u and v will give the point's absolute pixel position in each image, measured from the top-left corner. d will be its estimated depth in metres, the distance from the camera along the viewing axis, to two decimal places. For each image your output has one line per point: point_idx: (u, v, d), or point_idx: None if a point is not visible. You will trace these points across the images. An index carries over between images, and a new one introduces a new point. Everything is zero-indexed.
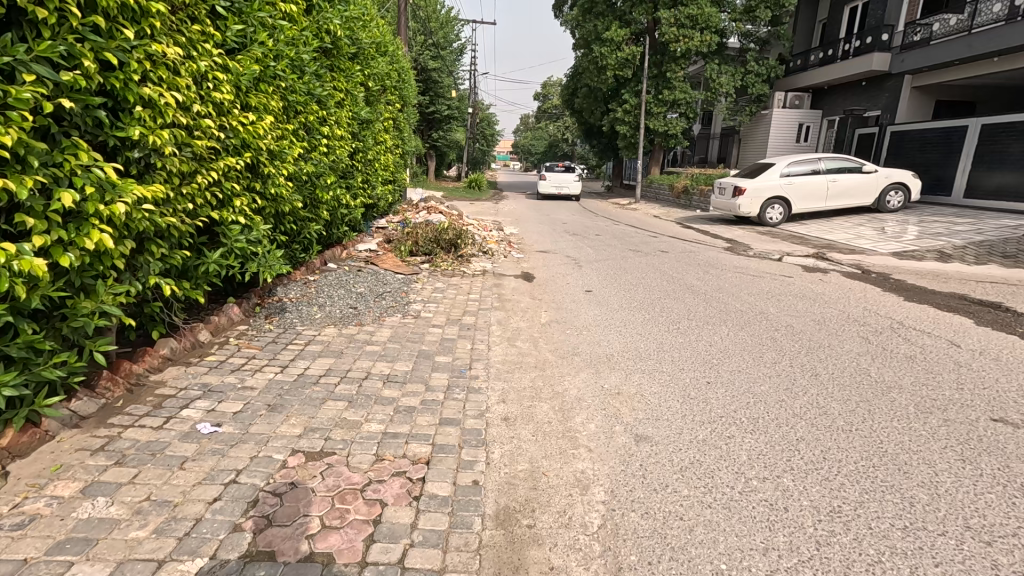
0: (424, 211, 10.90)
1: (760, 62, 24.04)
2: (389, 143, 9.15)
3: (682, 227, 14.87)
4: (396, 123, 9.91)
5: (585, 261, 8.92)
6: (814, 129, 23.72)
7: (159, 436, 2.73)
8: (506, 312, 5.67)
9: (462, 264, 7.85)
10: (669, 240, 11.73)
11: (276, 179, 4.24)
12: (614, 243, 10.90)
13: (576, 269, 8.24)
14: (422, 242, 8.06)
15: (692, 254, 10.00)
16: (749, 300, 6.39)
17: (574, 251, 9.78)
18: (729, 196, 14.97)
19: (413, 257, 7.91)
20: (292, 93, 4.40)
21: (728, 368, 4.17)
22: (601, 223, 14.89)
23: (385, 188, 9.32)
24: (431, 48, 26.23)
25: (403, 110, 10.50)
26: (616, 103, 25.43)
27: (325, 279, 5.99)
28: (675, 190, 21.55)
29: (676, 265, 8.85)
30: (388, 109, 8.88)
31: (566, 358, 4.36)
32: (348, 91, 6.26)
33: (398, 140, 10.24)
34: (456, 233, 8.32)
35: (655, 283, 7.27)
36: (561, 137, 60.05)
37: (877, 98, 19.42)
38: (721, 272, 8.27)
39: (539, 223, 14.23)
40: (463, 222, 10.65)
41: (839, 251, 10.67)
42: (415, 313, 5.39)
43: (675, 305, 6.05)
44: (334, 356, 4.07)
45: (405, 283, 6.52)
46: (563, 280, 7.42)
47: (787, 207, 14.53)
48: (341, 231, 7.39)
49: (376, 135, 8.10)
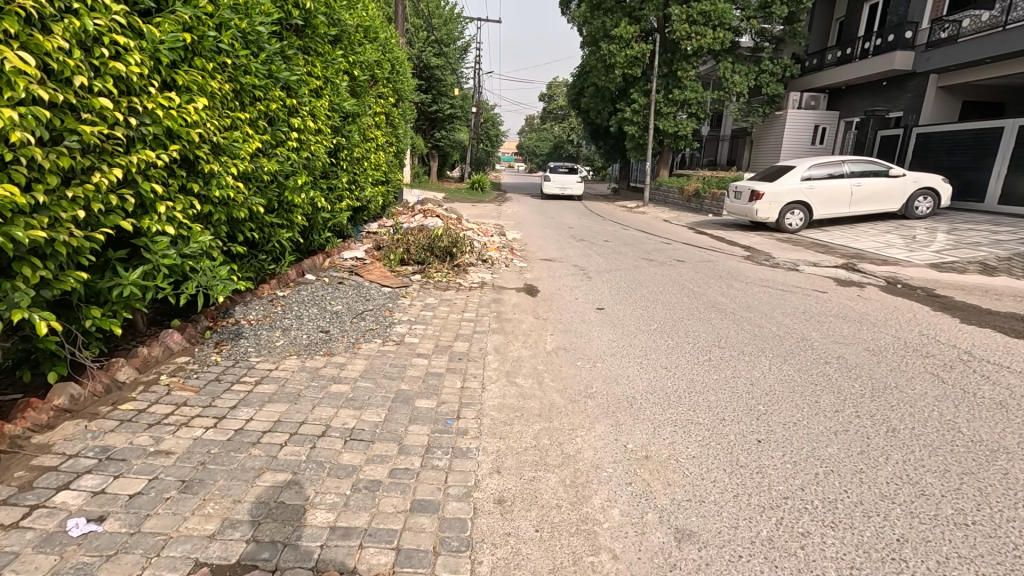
0: (420, 214, 10.11)
1: (775, 61, 23.16)
2: (381, 142, 8.40)
3: (695, 233, 14.03)
4: (390, 119, 9.17)
5: (595, 271, 8.11)
6: (831, 130, 22.82)
7: (5, 542, 1.93)
8: (505, 336, 4.86)
9: (458, 275, 7.05)
10: (684, 247, 10.90)
11: (223, 178, 3.46)
12: (625, 250, 10.08)
13: (585, 281, 7.43)
14: (415, 250, 7.28)
15: (711, 264, 9.18)
16: (785, 321, 5.57)
17: (582, 260, 8.97)
18: (746, 201, 14.13)
19: (403, 267, 7.12)
20: (245, 74, 3.61)
21: (780, 420, 3.34)
22: (609, 228, 14.08)
23: (376, 190, 8.56)
24: (433, 45, 25.48)
25: (398, 106, 9.75)
26: (624, 102, 24.61)
27: (297, 295, 5.20)
28: (686, 193, 20.68)
29: (694, 276, 8.02)
30: (380, 104, 8.12)
31: (577, 403, 3.54)
32: (327, 80, 5.50)
33: (393, 138, 9.48)
34: (452, 240, 7.53)
35: (675, 298, 6.44)
36: (566, 138, 59.27)
37: (899, 99, 18.55)
38: (746, 286, 7.44)
39: (544, 227, 13.41)
40: (461, 226, 9.86)
41: (870, 262, 9.83)
42: (398, 337, 4.58)
43: (701, 328, 5.23)
44: (289, 400, 3.26)
45: (392, 298, 5.73)
46: (571, 294, 6.61)
47: (808, 212, 13.68)
48: (322, 237, 6.64)
49: (364, 132, 7.33)
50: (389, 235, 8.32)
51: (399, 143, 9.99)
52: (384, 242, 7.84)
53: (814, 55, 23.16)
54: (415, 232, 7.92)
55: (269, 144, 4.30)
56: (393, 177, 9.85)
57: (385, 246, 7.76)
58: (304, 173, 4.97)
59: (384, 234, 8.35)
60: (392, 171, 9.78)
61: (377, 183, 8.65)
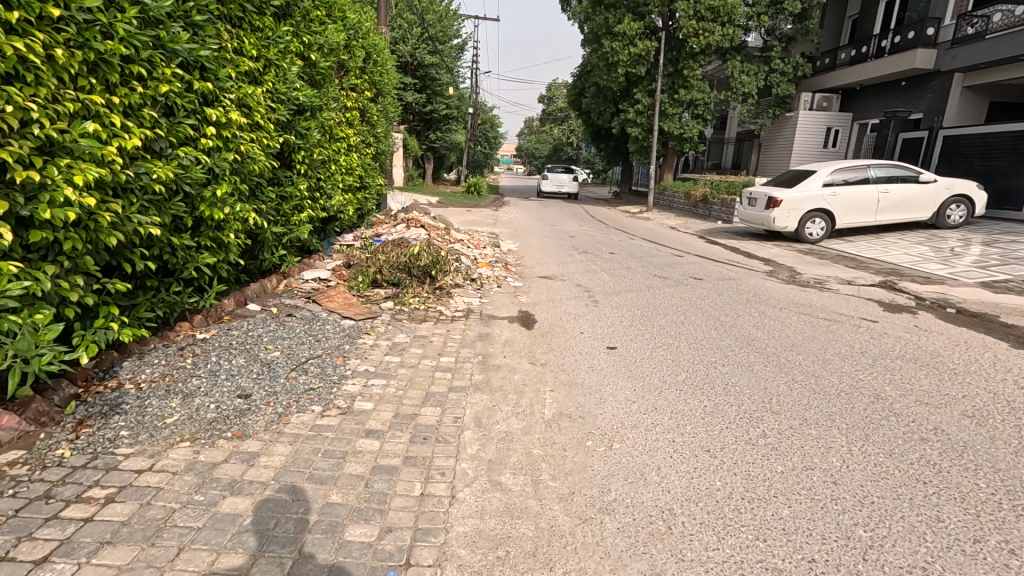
0: (402, 223, 8.98)
1: (785, 60, 22.07)
2: (354, 143, 7.29)
3: (707, 243, 12.92)
4: (366, 117, 8.04)
5: (601, 293, 6.98)
6: (844, 133, 21.76)
7: None
8: (491, 394, 3.71)
9: (439, 301, 5.91)
10: (698, 261, 9.78)
11: (58, 191, 2.32)
12: (634, 266, 8.95)
13: (592, 306, 6.30)
14: (385, 270, 6.14)
15: (732, 283, 8.07)
16: (843, 368, 4.44)
17: (586, 278, 7.83)
18: (761, 207, 13.01)
19: (375, 291, 5.99)
20: (95, 37, 2.48)
21: (900, 562, 2.20)
22: (614, 237, 12.96)
23: (349, 198, 7.45)
24: (428, 42, 24.44)
25: (379, 102, 8.62)
26: (627, 103, 23.46)
27: (222, 337, 4.04)
28: (693, 199, 19.58)
29: (718, 299, 6.90)
30: (352, 97, 7.00)
31: (588, 527, 2.40)
32: (268, 63, 4.37)
33: (372, 139, 8.37)
34: (434, 258, 6.38)
35: (702, 332, 5.32)
36: (566, 139, 58.41)
37: (919, 100, 17.48)
38: (780, 312, 6.33)
39: (544, 236, 12.28)
40: (448, 238, 8.73)
41: (910, 279, 8.73)
42: (346, 401, 3.42)
43: (743, 381, 4.09)
44: (146, 537, 2.11)
45: (351, 337, 4.58)
46: (574, 325, 5.48)
47: (829, 221, 12.58)
48: (272, 256, 5.52)
49: (328, 130, 6.19)
50: (361, 250, 7.20)
51: (381, 144, 8.86)
52: (353, 259, 6.71)
53: (826, 54, 22.06)
54: (390, 247, 6.79)
55: (167, 142, 3.16)
56: (372, 184, 8.74)
57: (353, 264, 6.62)
58: (229, 181, 3.85)
59: (355, 248, 7.23)
60: (371, 176, 8.64)
61: (350, 189, 7.55)
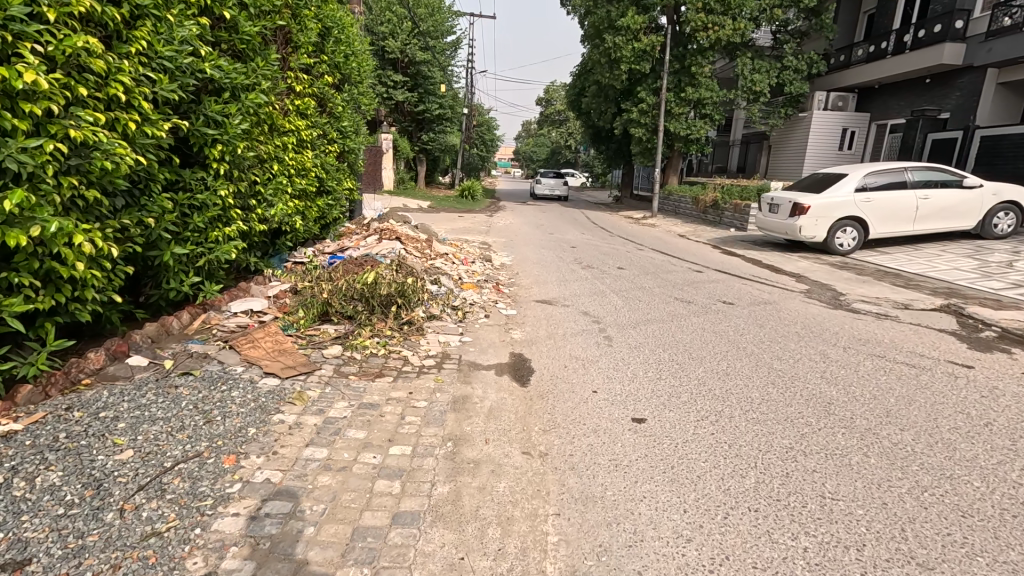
0: (375, 235, 7.60)
1: (798, 56, 20.78)
2: (310, 138, 5.92)
3: (724, 254, 11.56)
4: (326, 107, 6.61)
5: (613, 324, 5.61)
6: (860, 135, 20.51)
7: None
8: (460, 533, 2.30)
9: (405, 342, 4.51)
10: (722, 279, 8.41)
11: None
12: (649, 286, 7.57)
13: (605, 345, 4.92)
14: (334, 302, 4.73)
15: (770, 307, 6.70)
16: (976, 457, 3.06)
17: (594, 303, 6.46)
18: (784, 215, 11.67)
19: (320, 329, 4.58)
20: None
21: None
22: (621, 247, 11.59)
23: (302, 206, 6.07)
24: (420, 37, 23.03)
25: (348, 91, 7.22)
26: (630, 102, 22.10)
27: (46, 427, 2.63)
28: (702, 204, 18.23)
29: (760, 332, 5.53)
30: (300, 80, 5.62)
31: None
32: (137, 11, 3.02)
33: (337, 136, 6.99)
34: (401, 284, 4.98)
35: (757, 392, 3.93)
36: (564, 143, 57.27)
37: (946, 98, 16.33)
38: (846, 353, 4.96)
39: (542, 247, 10.87)
40: (428, 253, 7.36)
41: (977, 302, 7.38)
42: (204, 564, 1.99)
43: (845, 491, 2.69)
44: None
45: (265, 412, 3.15)
46: (583, 380, 4.08)
47: (861, 230, 11.27)
48: (177, 285, 4.14)
49: (264, 119, 4.81)
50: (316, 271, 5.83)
51: (350, 141, 7.43)
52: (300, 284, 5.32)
53: (841, 51, 20.82)
54: (346, 271, 5.42)
55: None
56: (339, 189, 7.34)
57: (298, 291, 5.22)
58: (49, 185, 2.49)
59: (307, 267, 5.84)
60: (336, 180, 7.24)
61: (305, 196, 6.18)
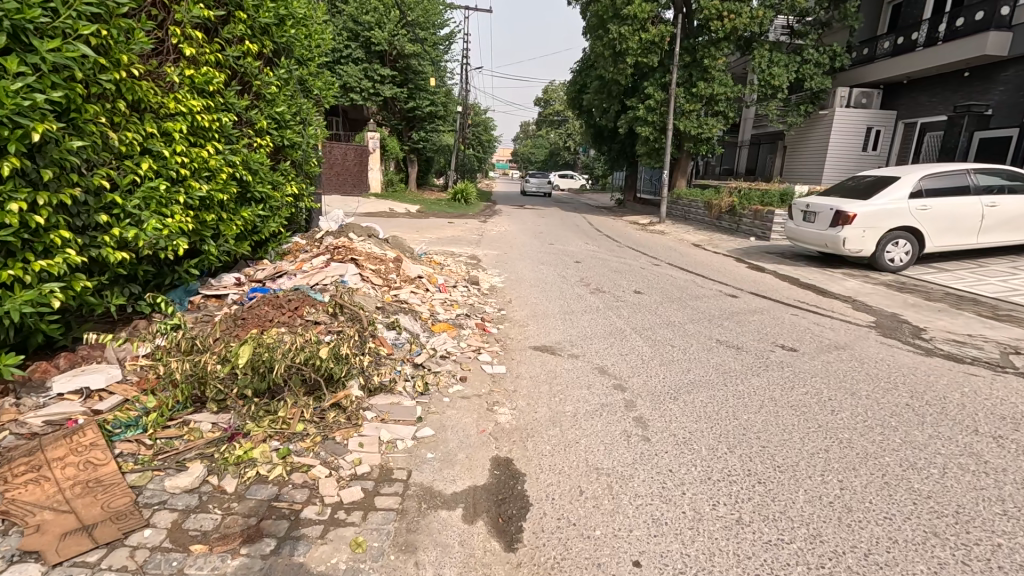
0: (323, 254, 5.92)
1: (819, 49, 19.16)
2: (217, 126, 4.24)
3: (755, 271, 9.88)
4: (247, 84, 4.93)
5: (643, 393, 3.92)
6: (885, 134, 18.96)
7: None
8: None
9: (318, 449, 2.82)
10: (765, 308, 6.74)
11: None
12: (678, 321, 5.87)
13: (639, 440, 3.21)
14: (210, 387, 3.01)
15: (845, 354, 5.01)
16: None
17: (611, 352, 4.78)
18: (822, 224, 9.97)
19: (187, 425, 2.85)
20: None
21: None
22: (634, 262, 9.90)
23: (206, 221, 4.41)
24: (408, 28, 21.31)
25: (289, 69, 5.55)
26: (637, 98, 20.40)
27: None
28: (716, 210, 16.55)
29: (855, 404, 3.83)
30: (192, 41, 3.96)
31: None
32: None
33: (271, 127, 5.31)
34: (327, 350, 3.29)
35: (923, 564, 2.23)
36: (564, 143, 55.55)
37: (988, 94, 14.75)
38: (1001, 446, 3.28)
39: (540, 263, 9.14)
40: (392, 279, 5.68)
41: None
42: None
43: None
44: None
45: None
46: (616, 534, 2.38)
47: (914, 243, 9.64)
48: None
49: (107, 86, 3.12)
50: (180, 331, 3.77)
51: (292, 133, 5.74)
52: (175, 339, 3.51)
53: (864, 43, 19.24)
54: (254, 327, 3.72)
55: None
56: (278, 196, 5.67)
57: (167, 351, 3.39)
58: None
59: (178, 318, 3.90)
60: (271, 184, 5.56)
61: (214, 206, 4.50)
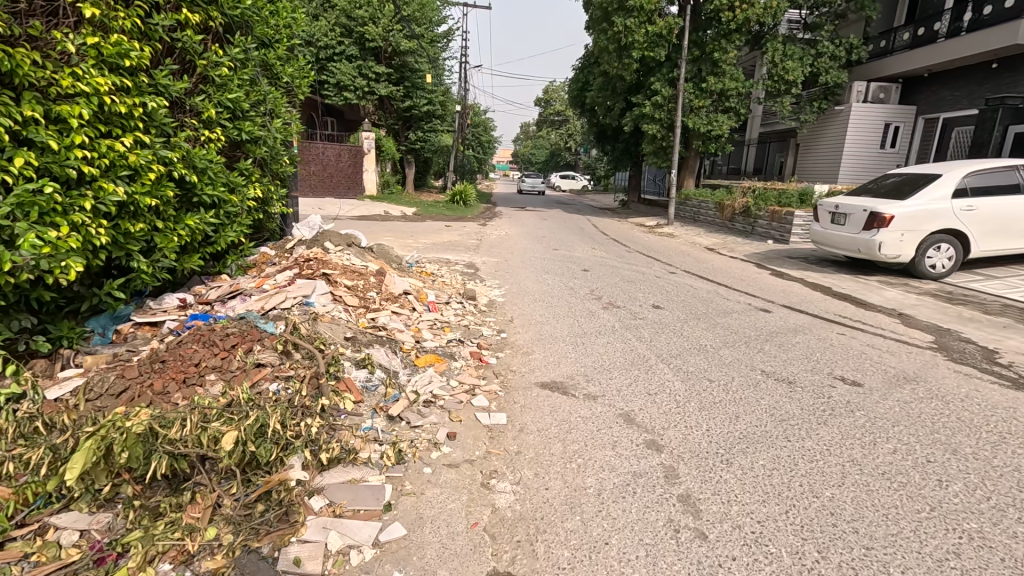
0: (290, 268, 5.00)
1: (835, 42, 18.26)
2: (139, 112, 3.36)
3: (781, 279, 8.97)
4: (185, 60, 4.04)
5: (685, 455, 3.01)
6: (905, 131, 18.04)
7: None
8: None
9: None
10: (805, 327, 5.83)
11: None
12: (710, 346, 4.96)
13: (692, 540, 2.31)
14: (79, 479, 2.12)
15: (921, 390, 4.09)
16: None
17: (635, 390, 3.86)
18: (854, 227, 9.02)
19: (34, 541, 1.98)
20: None
21: None
22: (648, 270, 8.99)
23: (129, 231, 3.51)
24: (404, 23, 20.47)
25: (246, 48, 4.67)
26: (642, 95, 19.38)
27: None
28: (728, 211, 15.62)
29: (966, 471, 2.91)
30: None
31: None
32: None
33: (223, 116, 4.42)
34: (250, 420, 2.42)
35: None
36: (564, 144, 54.60)
37: (1019, 86, 13.84)
38: None
39: (544, 273, 8.22)
40: (370, 298, 4.76)
41: None
42: None
43: None
44: None
45: None
46: None
47: (957, 247, 8.72)
48: None
49: None
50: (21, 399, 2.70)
51: (253, 124, 4.83)
52: (32, 407, 2.60)
53: (881, 35, 18.36)
54: (173, 375, 2.82)
55: None
56: (237, 199, 4.76)
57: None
58: None
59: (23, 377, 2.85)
60: (228, 187, 4.65)
61: (142, 212, 3.62)
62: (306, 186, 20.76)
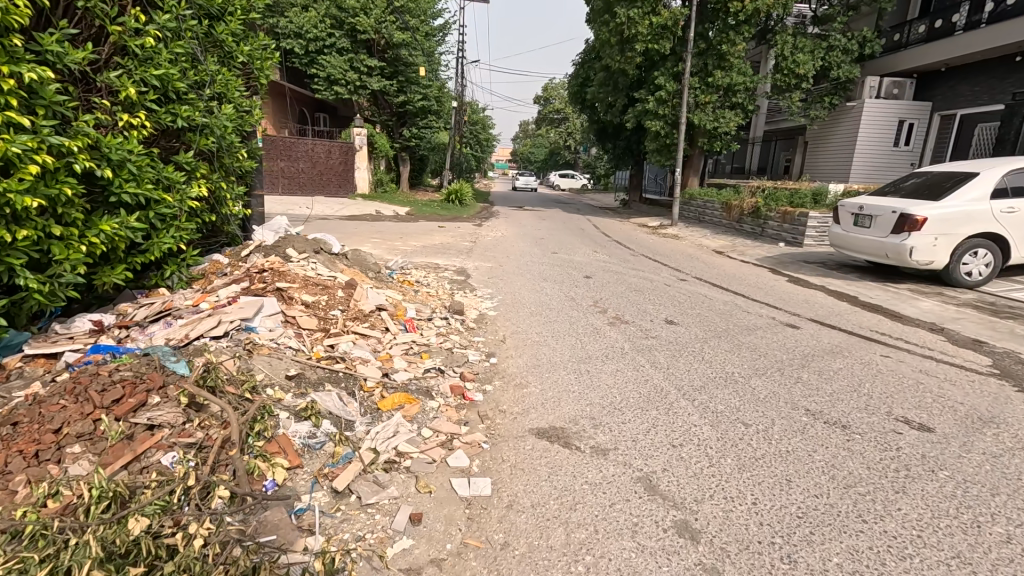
0: (238, 281, 4.18)
1: (847, 35, 17.42)
2: (8, 84, 2.56)
3: (801, 287, 8.20)
4: (84, 19, 3.30)
5: (732, 548, 2.21)
6: (919, 128, 17.27)
7: None
8: None
9: None
10: (843, 348, 5.03)
11: None
12: (739, 375, 4.15)
13: None
14: None
15: (1007, 437, 3.30)
16: None
17: (655, 442, 3.05)
18: (881, 230, 8.22)
19: None
20: None
21: None
22: (656, 277, 8.20)
23: (6, 239, 2.72)
24: (396, 14, 19.55)
25: (181, 16, 3.89)
26: (645, 90, 18.57)
27: None
28: (736, 211, 14.82)
29: None
30: None
31: None
32: None
33: (150, 98, 3.63)
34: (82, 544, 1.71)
35: None
36: (564, 142, 53.71)
37: None
38: None
39: (542, 280, 7.43)
40: (331, 320, 3.97)
41: None
42: None
43: None
44: None
45: None
46: None
47: (995, 253, 7.94)
48: None
49: None
50: None
51: (194, 108, 4.03)
52: None
53: (895, 28, 17.59)
54: (21, 446, 2.11)
55: None
56: (174, 199, 3.92)
57: None
58: None
59: None
60: (163, 185, 3.84)
61: (26, 215, 2.82)
62: (296, 185, 19.97)
